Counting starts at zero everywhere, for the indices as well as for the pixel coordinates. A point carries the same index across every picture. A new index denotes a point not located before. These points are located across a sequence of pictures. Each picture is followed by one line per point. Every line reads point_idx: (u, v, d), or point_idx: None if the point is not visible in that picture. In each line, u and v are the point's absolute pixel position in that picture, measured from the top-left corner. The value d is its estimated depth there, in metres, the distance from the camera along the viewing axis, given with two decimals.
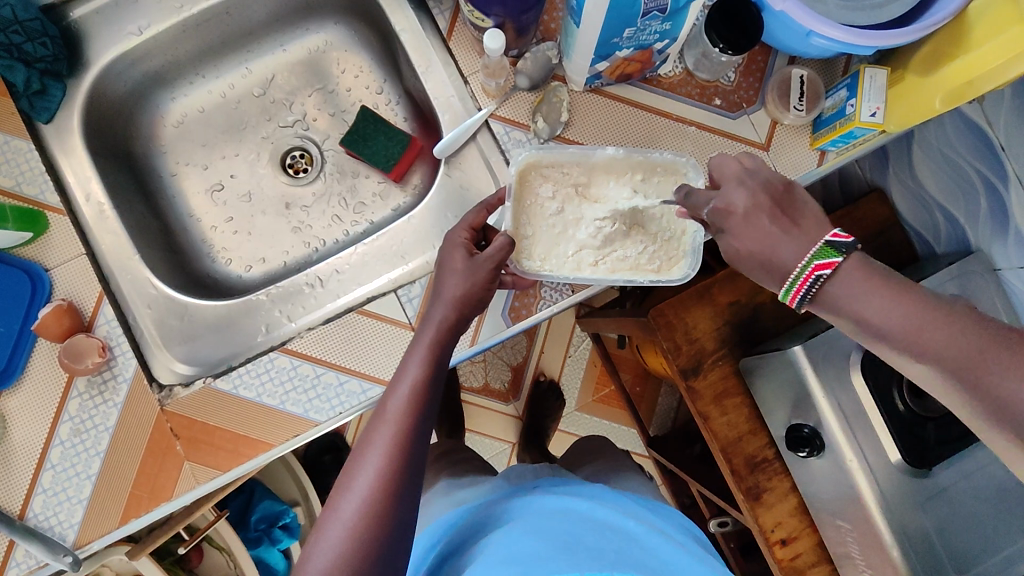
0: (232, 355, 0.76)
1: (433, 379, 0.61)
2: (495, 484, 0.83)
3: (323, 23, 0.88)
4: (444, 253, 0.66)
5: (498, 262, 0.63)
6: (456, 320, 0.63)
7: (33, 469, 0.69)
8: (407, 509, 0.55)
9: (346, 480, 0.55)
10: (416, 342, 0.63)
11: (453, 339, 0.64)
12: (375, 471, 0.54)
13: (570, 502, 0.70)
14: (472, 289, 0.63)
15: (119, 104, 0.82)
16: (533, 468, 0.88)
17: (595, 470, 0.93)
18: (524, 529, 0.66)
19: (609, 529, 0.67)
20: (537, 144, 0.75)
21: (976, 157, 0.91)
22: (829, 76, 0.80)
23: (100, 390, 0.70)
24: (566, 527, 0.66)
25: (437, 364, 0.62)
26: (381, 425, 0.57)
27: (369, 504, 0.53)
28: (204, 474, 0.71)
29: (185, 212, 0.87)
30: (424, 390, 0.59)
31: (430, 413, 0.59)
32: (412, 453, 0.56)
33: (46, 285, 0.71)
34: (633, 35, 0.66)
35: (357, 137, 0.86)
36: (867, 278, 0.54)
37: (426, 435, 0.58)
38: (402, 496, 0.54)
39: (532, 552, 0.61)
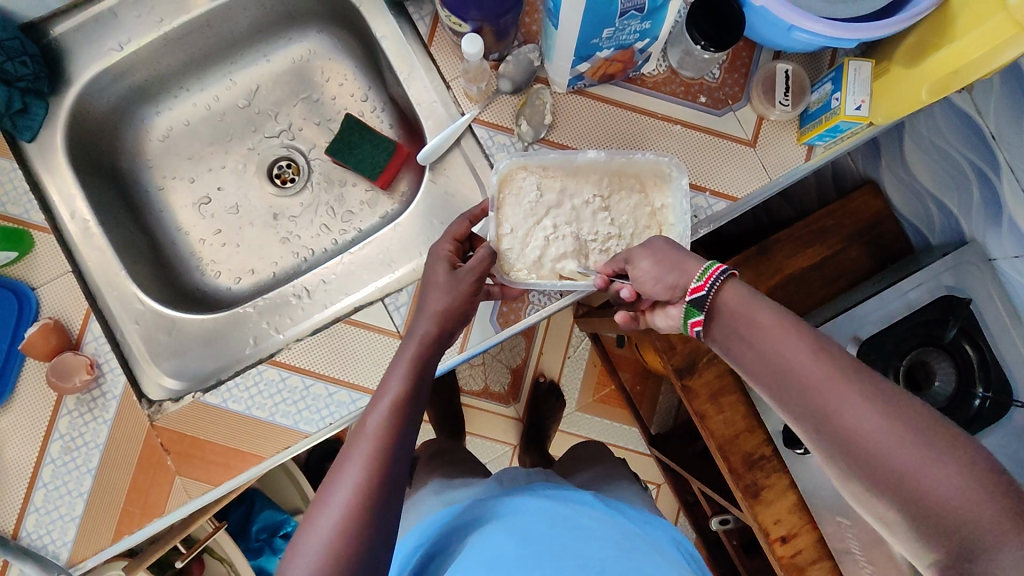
0: (222, 368, 0.76)
1: (414, 393, 0.60)
2: (487, 486, 0.81)
3: (306, 32, 0.88)
4: (427, 267, 0.66)
5: (481, 273, 0.64)
6: (439, 333, 0.63)
7: (25, 488, 0.69)
8: (386, 524, 0.54)
9: (324, 496, 0.54)
10: (399, 356, 0.63)
11: (437, 351, 0.64)
12: (353, 485, 0.53)
13: (556, 506, 0.71)
14: (454, 302, 0.63)
15: (103, 120, 0.82)
16: (526, 471, 0.87)
17: (594, 476, 0.93)
18: (508, 531, 0.67)
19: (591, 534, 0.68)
20: (521, 148, 0.75)
21: (969, 148, 0.90)
22: (814, 70, 0.79)
23: (90, 407, 0.70)
24: (550, 534, 0.66)
25: (420, 377, 0.61)
26: (361, 439, 0.57)
27: (347, 520, 0.52)
28: (195, 488, 0.71)
29: (173, 226, 0.86)
30: (406, 403, 0.59)
31: (411, 427, 0.59)
32: (391, 469, 0.55)
33: (33, 304, 0.71)
34: (612, 35, 0.66)
35: (342, 146, 0.85)
36: (750, 296, 0.55)
37: (409, 448, 0.58)
38: (381, 509, 0.54)
39: (514, 560, 0.62)
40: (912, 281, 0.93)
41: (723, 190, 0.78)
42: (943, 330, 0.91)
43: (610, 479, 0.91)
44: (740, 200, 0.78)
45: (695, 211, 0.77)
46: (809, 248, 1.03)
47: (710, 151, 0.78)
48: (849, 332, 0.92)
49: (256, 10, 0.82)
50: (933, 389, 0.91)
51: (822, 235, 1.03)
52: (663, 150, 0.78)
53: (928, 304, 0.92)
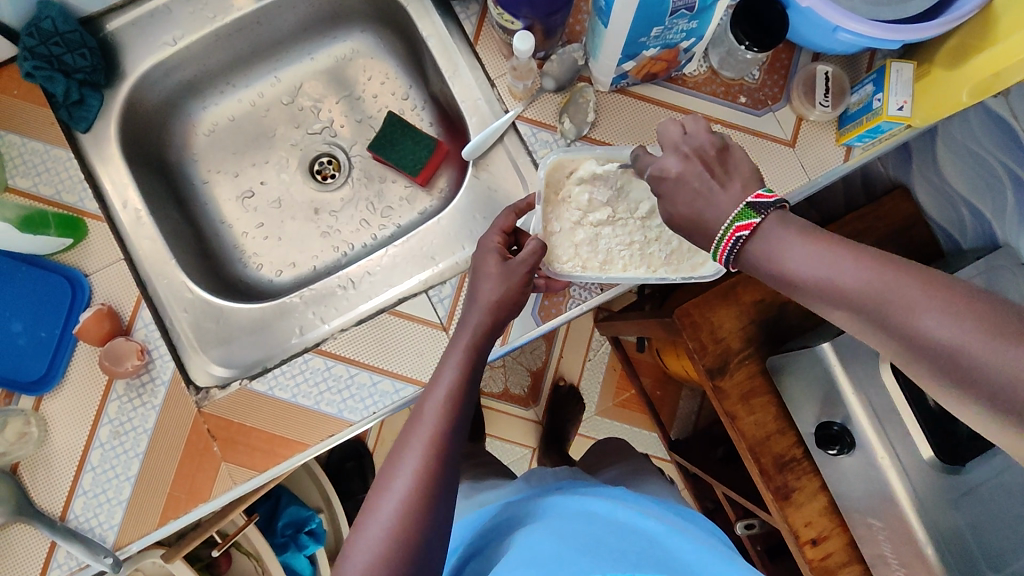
0: (266, 357, 0.77)
1: (468, 383, 0.61)
2: (516, 487, 0.83)
3: (350, 31, 0.90)
4: (477, 259, 0.66)
5: (532, 265, 0.64)
6: (491, 324, 0.64)
7: (74, 471, 0.71)
8: (445, 510, 0.56)
9: (384, 481, 0.56)
10: (454, 345, 0.63)
11: (489, 342, 0.64)
12: (413, 472, 0.55)
13: (590, 504, 0.69)
14: (506, 293, 0.64)
15: (153, 113, 0.83)
16: (553, 470, 0.86)
17: (619, 472, 0.92)
18: (543, 530, 0.66)
19: (627, 531, 0.64)
20: (565, 144, 0.76)
21: (1000, 149, 0.92)
22: (853, 72, 0.80)
23: (139, 393, 0.71)
24: (585, 530, 0.64)
25: (473, 366, 0.62)
26: (417, 426, 0.58)
27: (409, 507, 0.54)
28: (241, 474, 0.72)
29: (217, 218, 0.88)
30: (461, 392, 0.60)
31: (466, 416, 0.60)
32: (450, 455, 0.57)
33: (86, 290, 0.72)
34: (661, 34, 0.67)
35: (384, 142, 0.87)
36: (787, 229, 0.53)
37: (463, 438, 0.59)
38: (439, 496, 0.55)
39: (549, 554, 0.60)
40: None
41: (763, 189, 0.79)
42: None
43: (631, 474, 0.90)
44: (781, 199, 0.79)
45: None
46: None
47: (750, 150, 0.79)
48: None
49: (305, 9, 0.84)
50: None
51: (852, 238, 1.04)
52: None
53: None
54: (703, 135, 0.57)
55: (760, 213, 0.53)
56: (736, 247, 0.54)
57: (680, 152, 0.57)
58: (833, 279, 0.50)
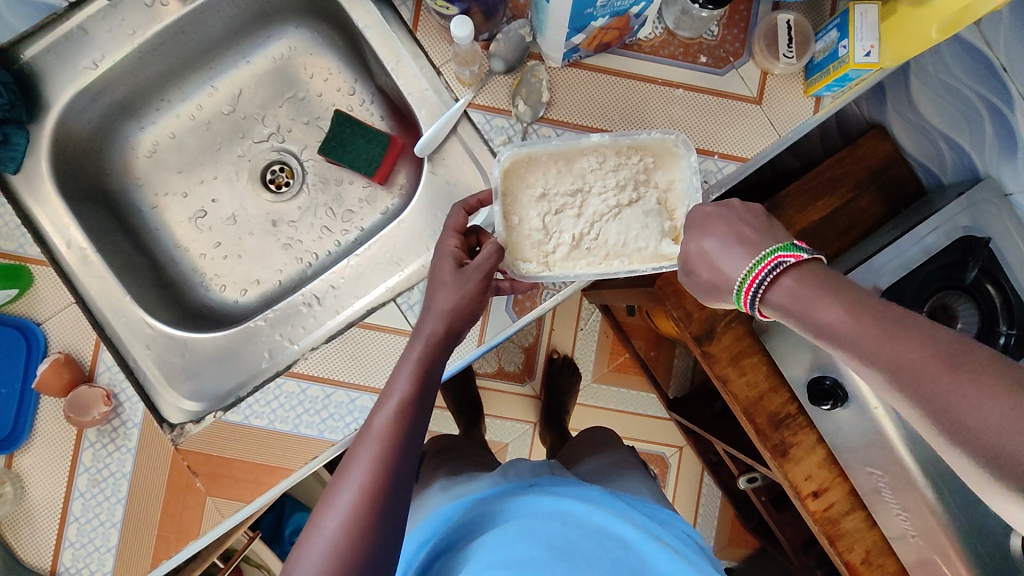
0: (239, 386, 0.74)
1: (420, 395, 0.59)
2: (492, 479, 0.82)
3: (284, 28, 0.84)
4: (433, 265, 0.65)
5: (489, 268, 0.62)
6: (445, 333, 0.62)
7: (58, 523, 0.69)
8: (391, 525, 0.54)
9: (330, 495, 0.54)
10: (406, 357, 0.62)
11: (443, 353, 0.62)
12: (357, 486, 0.53)
13: (561, 503, 0.70)
14: (462, 300, 0.62)
15: (87, 143, 0.79)
16: (532, 463, 0.85)
17: (607, 463, 0.92)
18: (512, 529, 0.66)
19: (601, 536, 0.66)
20: (521, 129, 0.72)
21: (977, 82, 0.88)
22: (816, 18, 0.76)
23: (112, 438, 0.69)
24: (557, 533, 0.65)
25: (426, 380, 0.60)
26: (366, 440, 0.56)
27: (352, 522, 0.52)
28: (228, 507, 0.70)
29: (171, 243, 0.84)
30: (411, 406, 0.58)
31: (417, 430, 0.58)
32: (397, 470, 0.55)
33: (41, 339, 0.69)
34: (607, 3, 0.62)
35: (335, 143, 0.83)
36: (808, 288, 0.52)
37: (413, 451, 0.57)
38: (385, 510, 0.53)
39: (525, 556, 0.61)
40: (928, 225, 0.91)
41: (732, 152, 0.76)
42: (962, 272, 0.91)
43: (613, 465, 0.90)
44: (751, 160, 0.76)
45: (705, 176, 0.75)
46: (822, 199, 1.01)
47: (715, 112, 0.75)
48: (868, 283, 0.91)
49: (231, 11, 0.78)
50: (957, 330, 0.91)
51: (832, 185, 1.01)
52: (667, 117, 0.75)
53: (947, 248, 0.91)
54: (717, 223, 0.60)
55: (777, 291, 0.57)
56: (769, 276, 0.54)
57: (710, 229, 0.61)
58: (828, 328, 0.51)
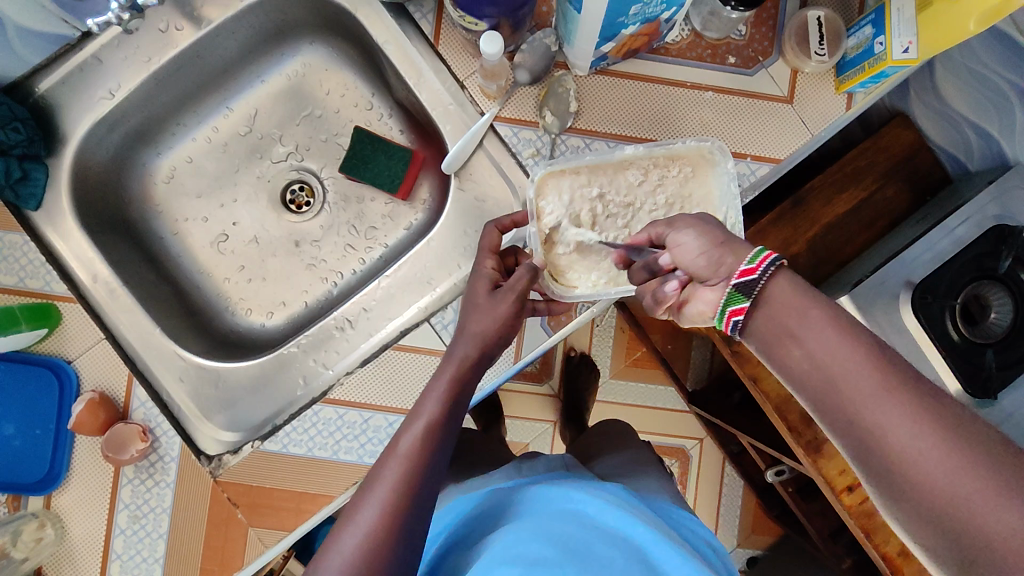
0: (275, 414, 0.73)
1: (449, 417, 0.58)
2: (505, 474, 0.82)
3: (298, 45, 0.82)
4: (468, 286, 0.64)
5: (521, 292, 0.61)
6: (480, 356, 0.60)
7: (100, 561, 0.69)
8: (409, 549, 0.52)
9: (350, 513, 0.53)
10: (437, 376, 0.60)
11: (477, 375, 0.61)
12: (378, 508, 0.52)
13: (577, 502, 0.68)
14: (497, 325, 0.60)
15: (104, 172, 0.77)
16: (546, 459, 0.84)
17: (641, 457, 0.91)
18: (527, 528, 0.64)
19: (616, 537, 0.64)
20: (550, 140, 0.71)
21: (1008, 70, 0.89)
22: (846, 13, 0.75)
23: (150, 473, 0.69)
24: (572, 534, 0.63)
25: (456, 401, 0.59)
26: (391, 460, 0.55)
27: (369, 543, 0.50)
28: (270, 536, 0.70)
29: (194, 269, 0.83)
30: (440, 428, 0.57)
31: (444, 453, 0.57)
32: (419, 494, 0.54)
33: (72, 377, 0.68)
34: (639, 11, 0.61)
35: (356, 161, 0.82)
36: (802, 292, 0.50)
37: (440, 473, 0.56)
38: (405, 532, 0.52)
39: (529, 556, 0.59)
40: (958, 216, 0.91)
41: (765, 154, 0.74)
42: (996, 262, 0.88)
43: (649, 465, 0.90)
44: (784, 161, 0.74)
45: (740, 179, 0.73)
46: (846, 191, 1.00)
47: (745, 114, 0.74)
48: (902, 276, 0.91)
49: (245, 31, 0.76)
50: (990, 322, 0.89)
51: (857, 176, 1.00)
52: (696, 121, 0.74)
53: (978, 239, 0.89)
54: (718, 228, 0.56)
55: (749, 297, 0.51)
56: (774, 264, 0.50)
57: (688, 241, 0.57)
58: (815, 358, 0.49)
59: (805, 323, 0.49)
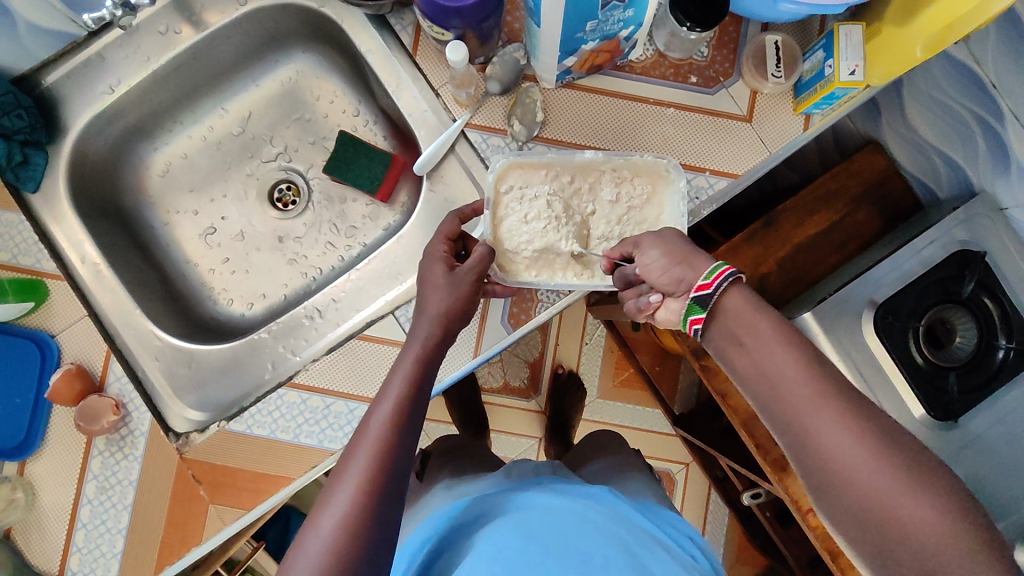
0: (243, 396, 0.77)
1: (416, 395, 0.60)
2: (495, 480, 0.83)
3: (292, 53, 0.88)
4: (423, 269, 0.66)
5: (480, 272, 0.65)
6: (442, 334, 0.63)
7: (66, 529, 0.71)
8: (388, 526, 0.54)
9: (326, 496, 0.54)
10: (402, 359, 0.63)
11: (438, 356, 0.64)
12: (355, 487, 0.54)
13: (555, 502, 0.71)
14: (455, 302, 0.64)
15: (102, 162, 0.82)
16: (534, 463, 0.87)
17: (605, 467, 0.92)
18: (508, 526, 0.67)
19: (596, 531, 0.67)
20: (516, 147, 0.75)
21: (972, 101, 0.89)
22: (804, 38, 0.78)
23: (120, 446, 0.72)
24: (552, 532, 0.66)
25: (421, 381, 0.61)
26: (362, 441, 0.57)
27: (348, 522, 0.52)
28: (230, 515, 0.72)
29: (181, 259, 0.87)
30: (409, 405, 0.59)
31: (414, 428, 0.59)
32: (394, 471, 0.56)
33: (54, 349, 0.72)
34: (596, 27, 0.65)
35: (339, 162, 0.86)
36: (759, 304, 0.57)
37: (411, 449, 0.58)
38: (382, 509, 0.54)
39: (521, 558, 0.62)
40: (925, 238, 0.92)
41: (723, 168, 0.77)
42: (959, 286, 0.91)
43: (612, 471, 0.90)
44: (742, 176, 0.78)
45: (696, 192, 0.77)
46: (818, 213, 1.03)
47: (704, 130, 0.78)
48: (865, 295, 0.92)
49: (240, 38, 0.82)
50: (954, 347, 0.91)
51: (828, 199, 1.03)
52: (657, 135, 0.77)
53: (943, 262, 0.91)
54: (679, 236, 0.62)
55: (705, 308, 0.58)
56: (728, 280, 0.57)
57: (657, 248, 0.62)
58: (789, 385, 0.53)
59: (756, 339, 0.55)
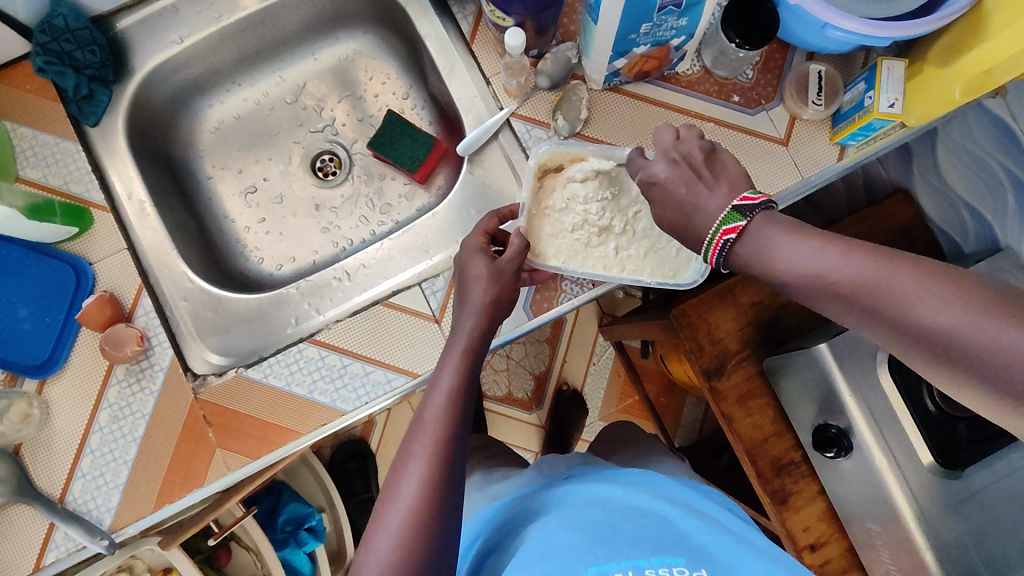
0: (262, 347, 0.78)
1: (466, 388, 0.62)
2: (529, 478, 0.83)
3: (352, 32, 0.92)
4: (464, 261, 0.67)
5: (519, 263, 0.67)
6: (485, 328, 0.65)
7: (73, 454, 0.72)
8: (450, 518, 0.57)
9: (391, 491, 0.58)
10: (449, 351, 0.65)
11: (485, 343, 0.66)
12: (418, 482, 0.57)
13: (599, 489, 0.70)
14: (500, 294, 0.65)
15: (160, 110, 0.86)
16: (566, 458, 0.87)
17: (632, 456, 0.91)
18: (554, 520, 0.67)
19: (640, 514, 0.65)
20: (558, 140, 0.77)
21: (1004, 154, 0.92)
22: (847, 71, 0.81)
23: (138, 378, 0.73)
24: (597, 517, 0.65)
25: (470, 374, 0.63)
26: (418, 434, 0.60)
27: (414, 515, 0.55)
28: (235, 461, 0.73)
29: (221, 213, 0.90)
30: (460, 398, 0.61)
31: (466, 420, 0.61)
32: (451, 464, 0.58)
33: (89, 278, 0.74)
34: (650, 31, 0.68)
35: (383, 139, 0.89)
36: (784, 226, 0.53)
37: (465, 441, 0.61)
38: (444, 502, 0.57)
39: (567, 546, 0.61)
40: None
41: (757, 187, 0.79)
42: None
43: None
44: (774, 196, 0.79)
45: None
46: None
47: (741, 148, 0.80)
48: None
49: (308, 10, 0.86)
50: None
51: (854, 240, 1.04)
52: None
53: None
54: (692, 139, 0.59)
55: (745, 216, 0.53)
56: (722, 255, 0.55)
57: (669, 157, 0.59)
58: (837, 277, 0.50)
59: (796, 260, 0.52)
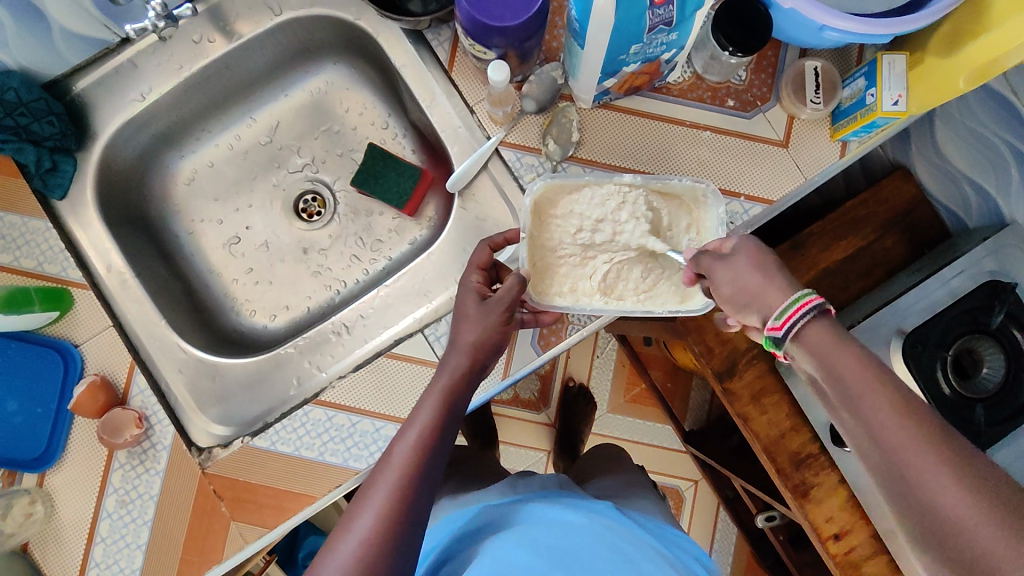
0: (267, 411, 0.76)
1: (442, 427, 0.60)
2: (502, 491, 0.80)
3: (322, 64, 0.87)
4: (457, 299, 0.66)
5: (511, 302, 0.63)
6: (471, 365, 0.63)
7: (84, 544, 0.70)
8: (403, 556, 0.54)
9: (346, 521, 0.55)
10: (430, 388, 0.62)
11: (471, 383, 0.63)
12: (374, 515, 0.54)
13: (565, 513, 0.69)
14: (484, 334, 0.63)
15: (130, 170, 0.81)
16: (543, 479, 0.81)
17: (614, 483, 0.89)
18: (516, 538, 0.66)
19: (603, 546, 0.65)
20: (551, 167, 0.74)
21: (1004, 128, 0.88)
22: (843, 65, 0.78)
23: (141, 460, 0.70)
24: (558, 542, 0.65)
25: (449, 413, 0.61)
26: (386, 468, 0.57)
27: (365, 548, 0.52)
28: (252, 533, 0.71)
29: (206, 268, 0.86)
30: (434, 437, 0.59)
31: (438, 459, 0.58)
32: (413, 501, 0.55)
33: (77, 361, 0.71)
34: (640, 50, 0.64)
35: (367, 176, 0.85)
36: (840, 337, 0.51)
37: (436, 478, 0.58)
38: (400, 538, 0.54)
39: (521, 566, 0.61)
40: (953, 268, 0.89)
41: (757, 194, 0.76)
42: (988, 317, 0.86)
43: (628, 487, 0.88)
44: (777, 202, 0.77)
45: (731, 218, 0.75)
46: (844, 239, 1.02)
47: (742, 156, 0.76)
48: (894, 325, 0.89)
49: (273, 47, 0.81)
50: (981, 377, 0.86)
51: (856, 225, 1.02)
52: (694, 158, 0.76)
53: (972, 291, 0.87)
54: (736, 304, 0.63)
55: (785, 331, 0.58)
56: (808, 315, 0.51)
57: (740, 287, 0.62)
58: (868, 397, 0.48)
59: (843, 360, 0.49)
